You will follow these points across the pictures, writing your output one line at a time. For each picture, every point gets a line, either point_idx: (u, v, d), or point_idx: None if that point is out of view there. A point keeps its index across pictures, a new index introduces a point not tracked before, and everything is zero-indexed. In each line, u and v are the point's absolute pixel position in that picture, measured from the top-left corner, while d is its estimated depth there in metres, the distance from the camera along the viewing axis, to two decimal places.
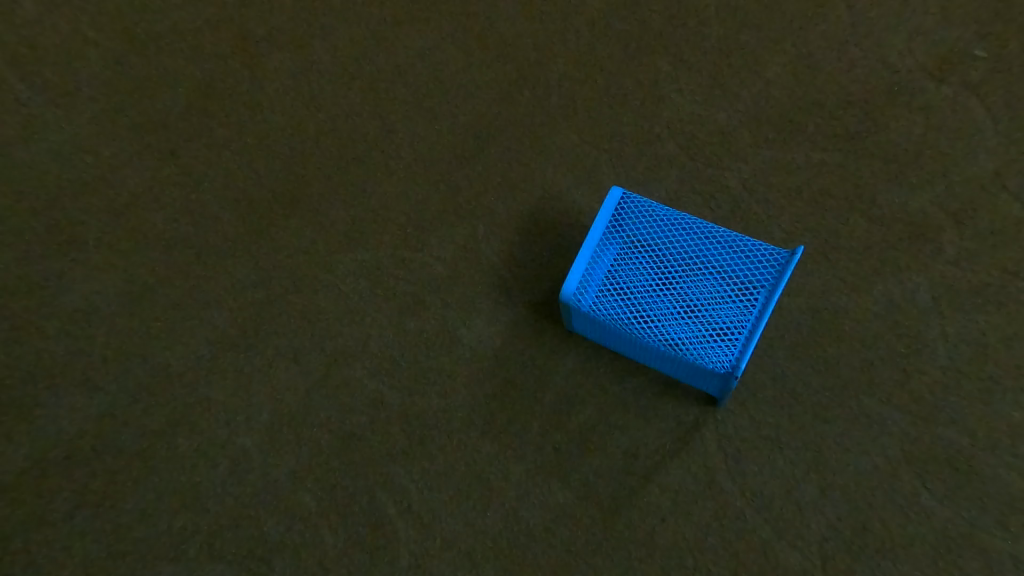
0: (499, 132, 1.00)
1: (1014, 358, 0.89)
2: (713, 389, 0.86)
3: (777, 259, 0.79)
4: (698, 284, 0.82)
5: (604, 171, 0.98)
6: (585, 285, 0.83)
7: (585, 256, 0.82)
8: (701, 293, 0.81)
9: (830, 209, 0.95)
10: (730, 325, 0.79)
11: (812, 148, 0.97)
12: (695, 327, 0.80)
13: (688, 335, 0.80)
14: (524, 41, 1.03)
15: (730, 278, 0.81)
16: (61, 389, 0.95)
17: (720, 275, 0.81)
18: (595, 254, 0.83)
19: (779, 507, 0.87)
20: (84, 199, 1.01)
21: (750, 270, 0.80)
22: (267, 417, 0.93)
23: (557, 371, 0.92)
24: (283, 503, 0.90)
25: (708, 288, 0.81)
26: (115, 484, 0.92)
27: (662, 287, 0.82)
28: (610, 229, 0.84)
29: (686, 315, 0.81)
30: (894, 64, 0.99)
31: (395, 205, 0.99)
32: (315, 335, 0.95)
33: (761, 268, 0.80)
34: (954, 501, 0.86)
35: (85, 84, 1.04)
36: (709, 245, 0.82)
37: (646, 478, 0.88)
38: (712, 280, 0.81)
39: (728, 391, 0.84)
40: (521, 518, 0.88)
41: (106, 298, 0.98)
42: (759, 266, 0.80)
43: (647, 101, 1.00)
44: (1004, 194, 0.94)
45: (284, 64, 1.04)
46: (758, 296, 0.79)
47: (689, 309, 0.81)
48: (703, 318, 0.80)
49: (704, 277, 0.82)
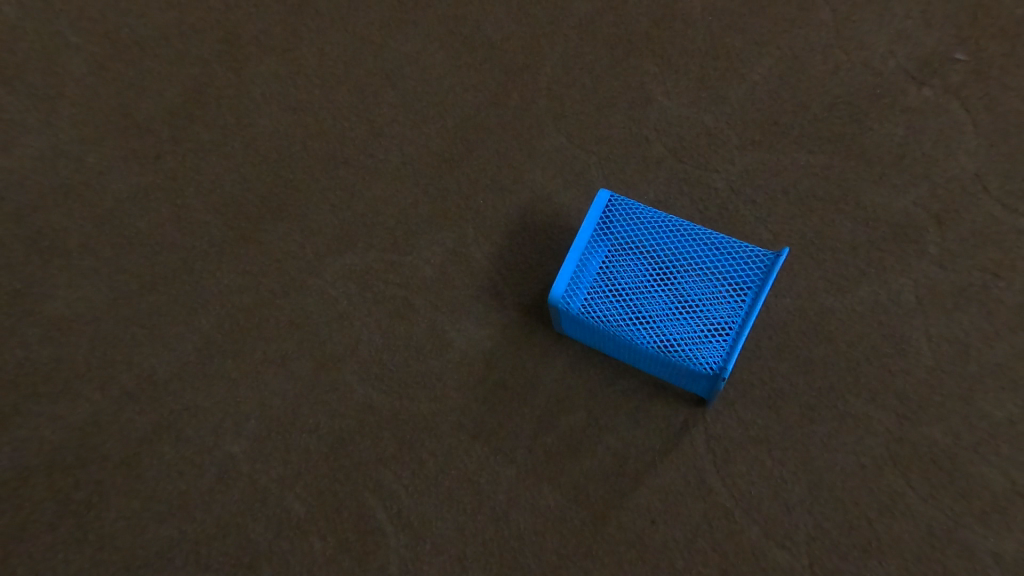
0: (538, 134, 0.89)
1: (1001, 368, 0.79)
2: (700, 390, 0.78)
3: (762, 260, 0.71)
4: (677, 284, 0.73)
5: (659, 174, 0.87)
6: (574, 286, 0.74)
7: (576, 256, 0.73)
8: (682, 293, 0.72)
9: (913, 215, 0.84)
10: (718, 325, 0.70)
11: (890, 148, 0.86)
12: (688, 326, 0.71)
13: (680, 335, 0.71)
14: (513, 45, 0.92)
15: (709, 276, 0.72)
16: (51, 435, 0.85)
17: (696, 274, 0.73)
18: (585, 255, 0.74)
19: (861, 558, 0.77)
20: (70, 221, 0.89)
21: (734, 266, 0.72)
22: (287, 460, 0.84)
23: (610, 401, 0.83)
24: (305, 553, 0.82)
25: (695, 288, 0.72)
26: (96, 497, 0.84)
27: (654, 287, 0.73)
28: (599, 231, 0.75)
29: (676, 316, 0.71)
30: (980, 50, 0.88)
31: (423, 220, 0.88)
32: (337, 368, 0.86)
33: (743, 267, 0.71)
34: (988, 516, 0.77)
35: (66, 91, 0.92)
36: (687, 244, 0.73)
37: (711, 521, 0.79)
38: (701, 279, 0.72)
39: (716, 392, 0.75)
40: (573, 567, 0.79)
41: (88, 303, 0.88)
42: (738, 261, 0.72)
43: (704, 97, 0.89)
44: (985, 197, 0.84)
45: (269, 66, 0.92)
46: (746, 294, 0.71)
47: (677, 310, 0.72)
48: (692, 319, 0.71)
49: (689, 277, 0.73)
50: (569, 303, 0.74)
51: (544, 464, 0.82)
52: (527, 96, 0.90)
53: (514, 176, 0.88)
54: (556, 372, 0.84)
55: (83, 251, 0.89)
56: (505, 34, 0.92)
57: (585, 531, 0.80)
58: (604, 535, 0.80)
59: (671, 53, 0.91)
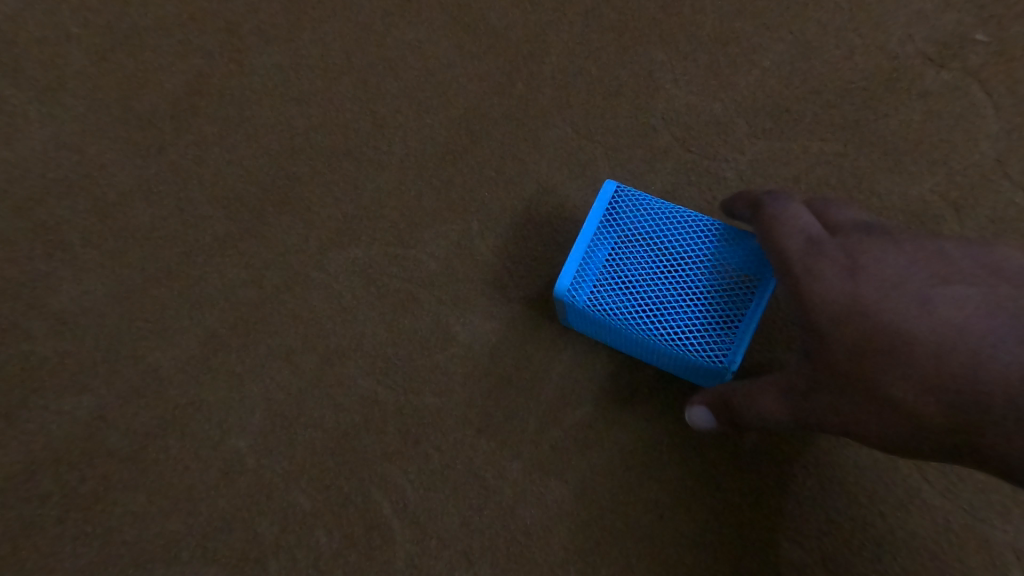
0: (544, 125, 0.88)
1: None
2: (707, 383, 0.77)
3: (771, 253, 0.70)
4: (686, 276, 0.72)
5: (666, 164, 0.86)
6: (580, 277, 0.73)
7: (582, 247, 0.73)
8: (690, 286, 0.71)
9: (929, 203, 0.82)
10: (725, 317, 0.70)
11: (906, 134, 0.84)
12: (696, 319, 0.70)
13: (688, 328, 0.70)
14: (519, 33, 0.90)
15: (718, 267, 0.71)
16: (58, 429, 0.85)
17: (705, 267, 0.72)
18: (592, 247, 0.73)
19: (868, 548, 0.77)
20: (74, 215, 0.89)
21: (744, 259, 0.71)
22: (293, 454, 0.84)
23: (617, 395, 0.82)
24: (311, 546, 0.82)
25: (702, 280, 0.71)
26: (103, 490, 0.84)
27: (662, 279, 0.72)
28: (604, 222, 0.74)
29: (685, 308, 0.71)
30: (1001, 32, 0.86)
31: (428, 213, 0.87)
32: (342, 362, 0.85)
33: (751, 260, 0.71)
34: (999, 508, 0.76)
35: (68, 84, 0.92)
36: (696, 236, 0.72)
37: (719, 517, 0.79)
38: (709, 271, 0.71)
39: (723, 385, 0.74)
40: (580, 562, 0.80)
41: (94, 298, 0.88)
42: (748, 253, 0.71)
43: (713, 85, 0.88)
44: (1005, 183, 0.82)
45: (272, 58, 0.92)
46: (754, 286, 0.71)
47: (686, 303, 0.71)
48: (699, 311, 0.70)
49: (697, 270, 0.72)
50: (574, 295, 0.73)
51: (550, 459, 0.82)
52: (533, 85, 0.89)
53: (520, 167, 0.87)
54: (562, 366, 0.83)
55: (88, 246, 0.89)
56: (509, 22, 0.91)
57: (591, 525, 0.80)
58: (611, 529, 0.80)
59: (679, 39, 0.89)
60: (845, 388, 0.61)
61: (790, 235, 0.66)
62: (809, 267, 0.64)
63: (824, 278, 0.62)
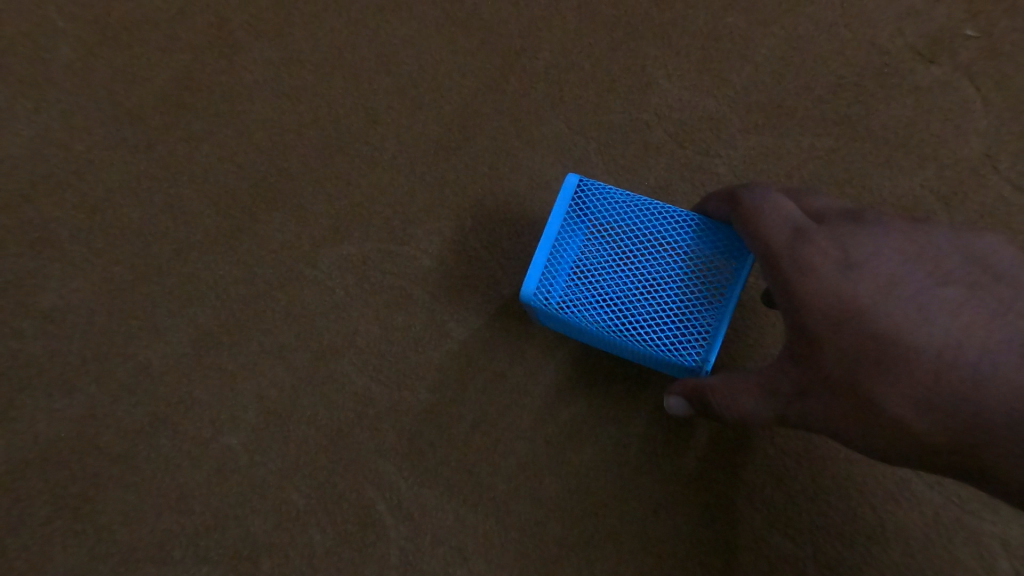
0: (536, 120, 0.88)
1: None
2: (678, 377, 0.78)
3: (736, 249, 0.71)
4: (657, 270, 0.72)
5: (659, 159, 0.86)
6: (547, 277, 0.72)
7: (546, 246, 0.72)
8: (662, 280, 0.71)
9: (920, 198, 0.83)
10: (692, 314, 0.70)
11: (897, 129, 0.85)
12: (664, 316, 0.70)
13: (657, 326, 0.70)
14: (510, 27, 0.90)
15: (687, 261, 0.72)
16: (46, 428, 0.85)
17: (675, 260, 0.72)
18: (556, 245, 0.73)
19: (857, 541, 0.78)
20: (61, 212, 0.88)
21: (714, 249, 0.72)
22: (286, 452, 0.84)
23: (610, 391, 0.82)
24: (305, 544, 0.82)
25: (669, 277, 0.71)
26: (94, 490, 0.84)
27: (629, 276, 0.72)
28: (570, 218, 0.73)
29: (651, 305, 0.71)
30: (991, 26, 0.86)
31: (420, 208, 0.87)
32: (336, 360, 0.85)
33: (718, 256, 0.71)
34: (987, 500, 0.77)
35: (54, 79, 0.91)
36: (661, 232, 0.72)
37: (712, 512, 0.80)
38: (676, 267, 0.72)
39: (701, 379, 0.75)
40: (573, 557, 0.81)
41: (82, 297, 0.87)
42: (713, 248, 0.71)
43: (706, 80, 0.88)
44: (994, 178, 0.83)
45: (262, 53, 0.91)
46: (722, 282, 0.71)
47: (653, 300, 0.71)
48: (667, 308, 0.70)
49: (664, 267, 0.72)
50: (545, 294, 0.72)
51: (544, 455, 0.82)
52: (526, 81, 0.89)
53: (512, 163, 0.87)
54: (556, 363, 0.83)
55: (75, 243, 0.88)
56: (501, 16, 0.90)
57: (585, 521, 0.81)
58: (603, 525, 0.81)
59: (673, 34, 0.89)
60: (843, 389, 0.61)
61: (782, 229, 0.65)
62: (805, 262, 0.63)
63: (817, 273, 0.62)
